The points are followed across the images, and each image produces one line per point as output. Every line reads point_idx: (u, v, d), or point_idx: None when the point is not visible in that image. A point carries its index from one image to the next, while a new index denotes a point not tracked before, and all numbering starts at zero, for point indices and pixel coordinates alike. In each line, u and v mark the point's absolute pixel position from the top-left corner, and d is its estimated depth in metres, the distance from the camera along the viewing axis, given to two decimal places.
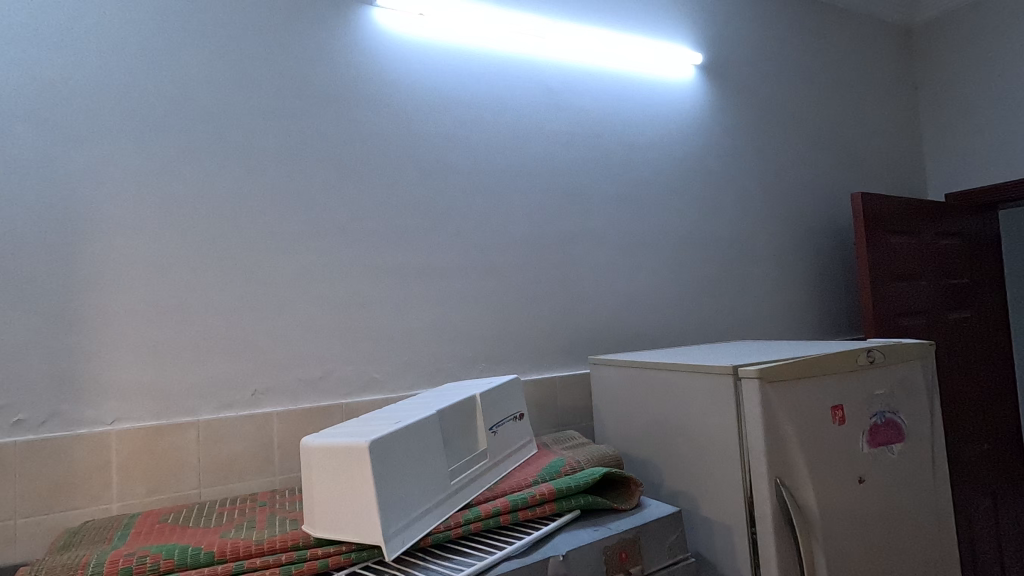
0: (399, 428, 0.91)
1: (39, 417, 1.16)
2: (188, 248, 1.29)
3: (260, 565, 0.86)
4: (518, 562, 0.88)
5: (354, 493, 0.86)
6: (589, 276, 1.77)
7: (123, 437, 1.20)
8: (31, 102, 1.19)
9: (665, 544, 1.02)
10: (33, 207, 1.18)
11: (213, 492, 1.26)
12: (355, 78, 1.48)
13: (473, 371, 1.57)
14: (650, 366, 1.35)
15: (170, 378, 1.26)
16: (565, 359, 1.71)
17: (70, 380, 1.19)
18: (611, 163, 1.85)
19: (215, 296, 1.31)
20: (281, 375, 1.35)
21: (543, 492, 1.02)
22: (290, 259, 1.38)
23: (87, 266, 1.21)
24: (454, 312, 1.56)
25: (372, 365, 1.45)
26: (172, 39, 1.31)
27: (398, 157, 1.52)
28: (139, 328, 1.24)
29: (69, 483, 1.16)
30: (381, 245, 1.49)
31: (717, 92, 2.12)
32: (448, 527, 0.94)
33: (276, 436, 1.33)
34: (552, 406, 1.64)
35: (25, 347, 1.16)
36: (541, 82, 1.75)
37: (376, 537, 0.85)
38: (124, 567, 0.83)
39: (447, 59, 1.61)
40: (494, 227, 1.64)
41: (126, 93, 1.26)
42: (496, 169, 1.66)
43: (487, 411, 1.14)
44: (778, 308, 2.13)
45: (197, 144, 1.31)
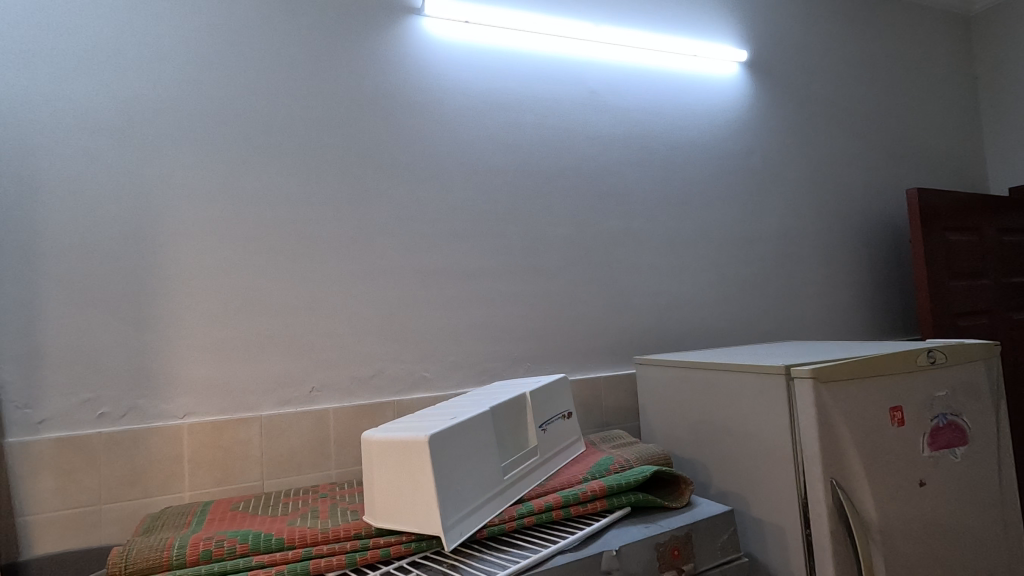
0: (455, 424, 0.95)
1: (120, 410, 1.25)
2: (251, 252, 1.37)
3: (326, 552, 0.90)
4: (572, 557, 0.90)
5: (414, 485, 0.90)
6: (633, 276, 1.77)
7: (194, 430, 1.28)
8: (110, 118, 1.28)
9: (718, 543, 1.02)
10: (113, 215, 1.27)
11: (276, 484, 1.33)
12: (403, 86, 1.53)
13: (519, 370, 1.60)
14: (697, 365, 1.34)
15: (235, 375, 1.34)
16: (609, 359, 1.71)
17: (146, 376, 1.27)
18: (655, 163, 1.85)
19: (276, 297, 1.38)
20: (337, 373, 1.42)
21: (594, 488, 1.04)
22: (344, 262, 1.44)
23: (162, 270, 1.30)
24: (499, 312, 1.59)
25: (421, 364, 1.50)
26: (234, 54, 1.39)
27: (445, 161, 1.56)
28: (207, 328, 1.32)
29: (147, 472, 1.24)
30: (429, 247, 1.53)
31: (763, 89, 2.08)
32: (502, 521, 0.97)
33: (333, 432, 1.39)
34: (597, 406, 1.65)
35: (107, 346, 1.25)
36: (583, 84, 1.76)
37: (435, 528, 0.88)
38: (204, 551, 0.89)
39: (491, 64, 1.64)
40: (538, 229, 1.66)
41: (194, 107, 1.34)
42: (540, 172, 1.68)
43: (537, 408, 1.17)
44: (828, 308, 2.08)
45: (258, 154, 1.39)
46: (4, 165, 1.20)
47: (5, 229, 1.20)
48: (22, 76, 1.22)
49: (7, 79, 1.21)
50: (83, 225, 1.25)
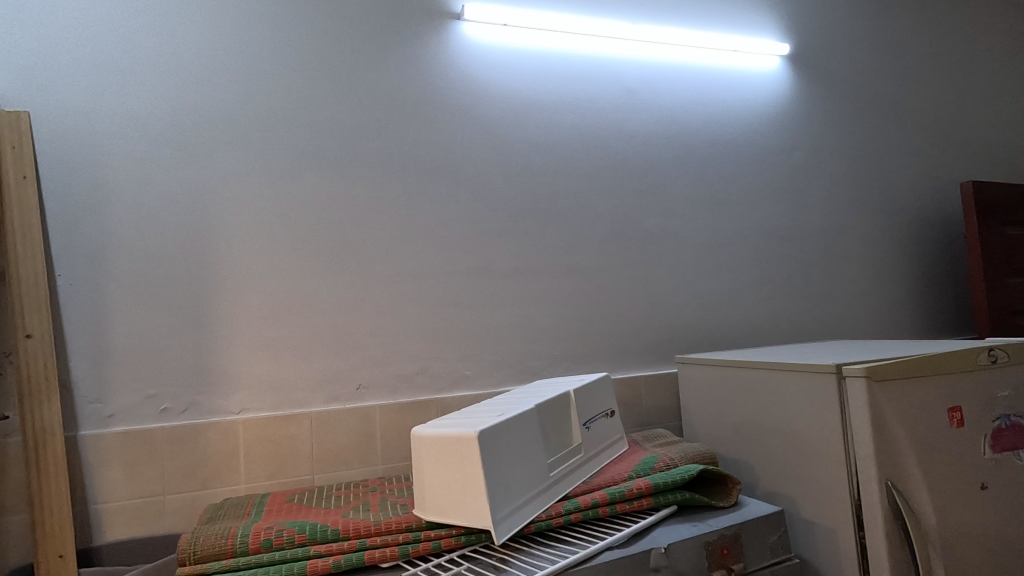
0: (503, 421, 0.96)
1: (181, 406, 1.31)
2: (300, 254, 1.42)
3: (380, 544, 0.93)
4: (620, 553, 0.91)
5: (464, 480, 0.92)
6: (673, 275, 1.76)
7: (248, 425, 1.34)
8: (169, 128, 1.34)
9: (768, 543, 1.01)
10: (172, 221, 1.33)
11: (325, 478, 1.37)
12: (444, 90, 1.56)
13: (559, 369, 1.61)
14: (742, 365, 1.33)
15: (287, 372, 1.39)
16: (649, 358, 1.71)
17: (204, 374, 1.33)
18: (694, 160, 1.83)
19: (323, 298, 1.42)
20: (382, 371, 1.45)
21: (640, 486, 1.04)
22: (388, 263, 1.48)
23: (218, 271, 1.36)
24: (539, 311, 1.61)
25: (463, 362, 1.52)
26: (283, 64, 1.44)
27: (485, 162, 1.59)
28: (259, 327, 1.38)
29: (205, 464, 1.30)
30: (470, 248, 1.55)
31: (806, 83, 2.04)
32: (549, 516, 0.98)
33: (378, 428, 1.42)
34: (637, 405, 1.65)
35: (169, 345, 1.32)
36: (621, 83, 1.76)
37: (485, 522, 0.90)
38: (265, 540, 0.93)
39: (529, 65, 1.65)
40: (577, 228, 1.66)
41: (246, 115, 1.40)
42: (579, 171, 1.68)
43: (582, 407, 1.17)
44: (876, 306, 2.02)
45: (306, 159, 1.43)
46: (75, 174, 1.28)
47: (76, 235, 1.27)
48: (90, 91, 1.30)
49: (76, 94, 1.29)
50: (146, 230, 1.32)
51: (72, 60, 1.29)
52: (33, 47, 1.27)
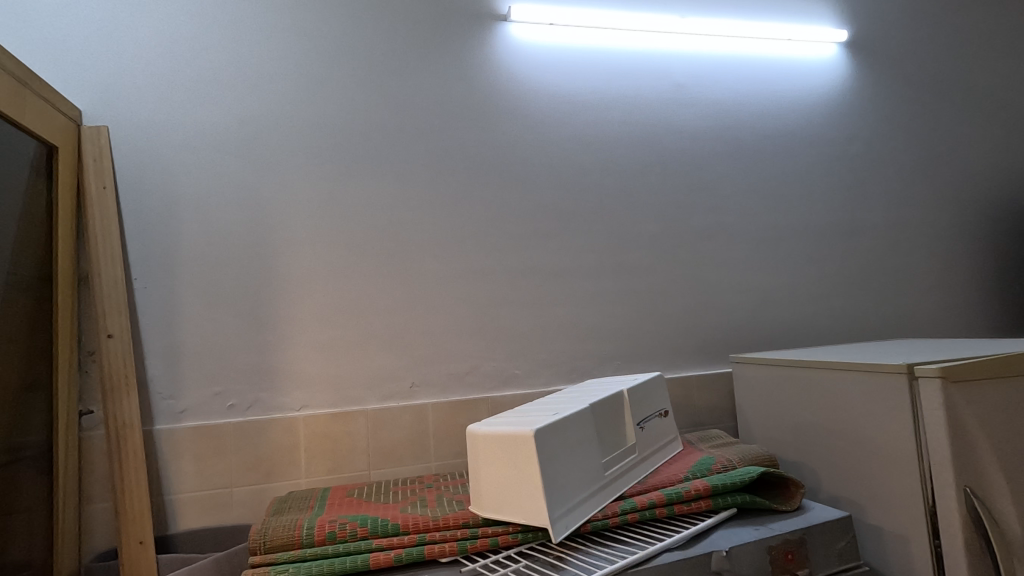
0: (558, 420, 0.96)
1: (246, 403, 1.37)
2: (355, 256, 1.46)
3: (439, 539, 0.95)
4: (680, 555, 0.89)
5: (521, 478, 0.93)
6: (725, 273, 1.72)
7: (308, 421, 1.39)
8: (232, 137, 1.41)
9: (835, 550, 0.97)
10: (236, 226, 1.40)
11: (381, 474, 1.41)
12: (491, 91, 1.57)
13: (608, 368, 1.60)
14: (801, 364, 1.29)
15: (343, 371, 1.43)
16: (701, 358, 1.67)
17: (267, 372, 1.39)
18: (746, 154, 1.78)
19: (376, 299, 1.46)
20: (433, 370, 1.48)
21: (698, 488, 1.02)
22: (438, 263, 1.50)
23: (278, 274, 1.41)
24: (588, 310, 1.60)
25: (512, 362, 1.53)
26: (336, 71, 1.48)
27: (532, 162, 1.59)
28: (317, 327, 1.42)
29: (269, 459, 1.36)
30: (518, 248, 1.56)
31: (865, 70, 1.95)
32: (606, 516, 0.98)
33: (431, 426, 1.45)
34: (689, 405, 1.62)
35: (234, 344, 1.38)
36: (669, 77, 1.73)
37: (543, 520, 0.91)
38: (329, 532, 0.96)
39: (576, 63, 1.65)
40: (626, 226, 1.65)
41: (302, 123, 1.45)
42: (626, 169, 1.66)
43: (636, 406, 1.16)
44: (945, 304, 1.91)
45: (358, 163, 1.47)
46: (148, 183, 1.36)
47: (149, 241, 1.35)
48: (160, 105, 1.37)
49: (148, 108, 1.37)
50: (212, 235, 1.38)
51: (144, 76, 1.37)
52: (110, 65, 1.35)
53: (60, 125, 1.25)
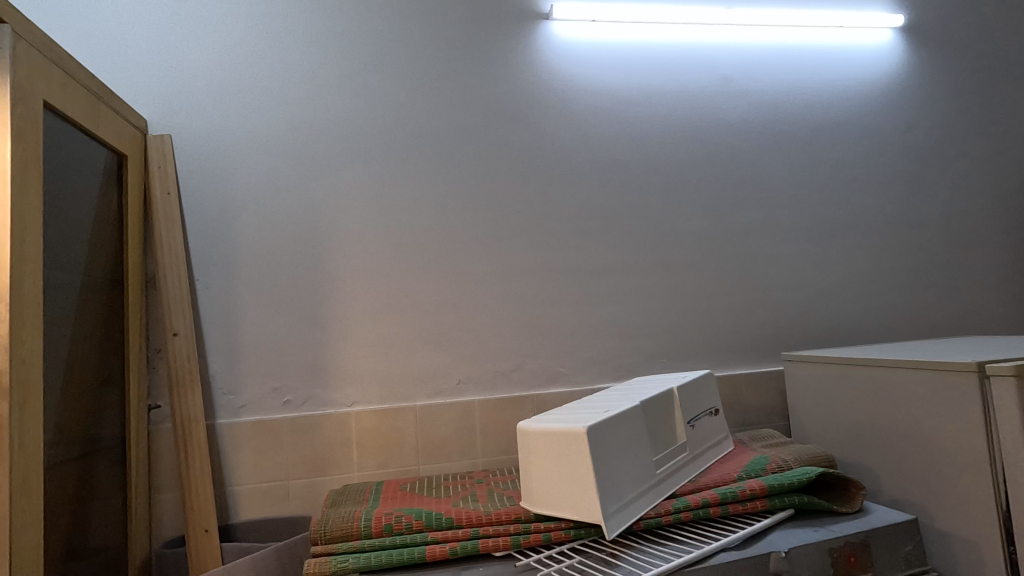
0: (610, 417, 0.96)
1: (301, 398, 1.42)
2: (403, 256, 1.49)
3: (492, 533, 0.97)
4: (737, 555, 0.88)
5: (574, 475, 0.94)
6: (774, 269, 1.68)
7: (360, 417, 1.43)
8: (285, 142, 1.46)
9: (901, 554, 0.94)
10: (290, 227, 1.45)
11: (430, 469, 1.44)
12: (533, 90, 1.58)
13: (654, 366, 1.58)
14: (859, 362, 1.25)
15: (393, 368, 1.46)
16: (750, 356, 1.64)
17: (320, 368, 1.43)
18: (795, 146, 1.73)
19: (423, 297, 1.49)
20: (480, 367, 1.50)
21: (753, 488, 1.01)
22: (483, 262, 1.52)
23: (329, 274, 1.45)
24: (633, 308, 1.59)
25: (558, 359, 1.54)
26: (383, 75, 1.51)
27: (576, 159, 1.59)
28: (367, 325, 1.46)
29: (323, 453, 1.41)
30: (561, 245, 1.56)
31: (923, 56, 1.86)
32: (659, 514, 0.97)
33: (478, 423, 1.47)
34: (737, 404, 1.60)
35: (289, 342, 1.43)
36: (715, 70, 1.70)
37: (596, 516, 0.91)
38: (386, 524, 0.98)
39: (619, 59, 1.63)
40: (671, 222, 1.63)
41: (351, 126, 1.49)
42: (671, 165, 1.64)
43: (687, 404, 1.15)
44: (1012, 299, 1.81)
45: (405, 165, 1.50)
46: (208, 188, 1.42)
47: (210, 244, 1.41)
48: (218, 112, 1.43)
49: (207, 116, 1.43)
50: (268, 237, 1.44)
51: (204, 85, 1.43)
52: (173, 76, 1.42)
53: (129, 135, 1.32)
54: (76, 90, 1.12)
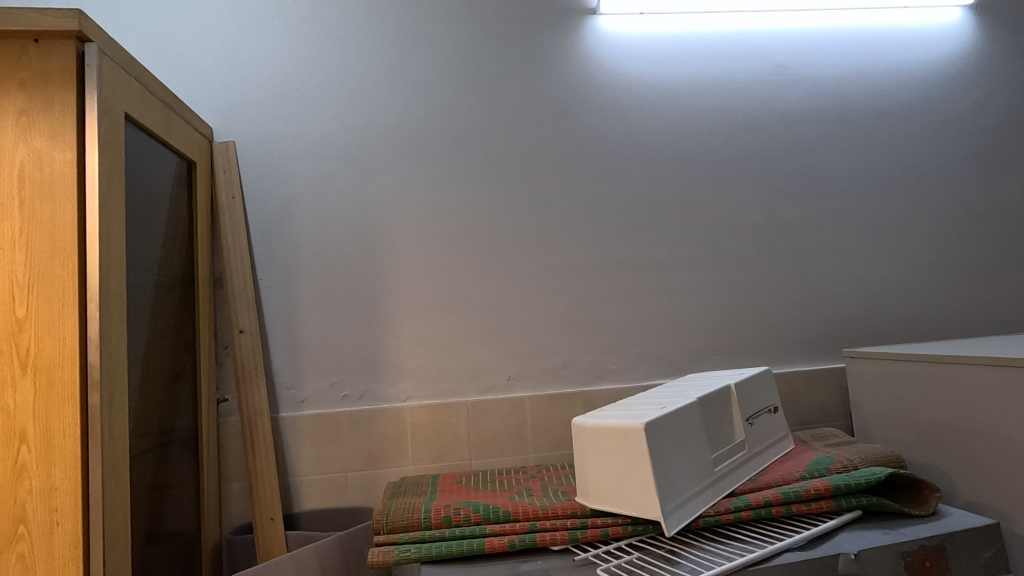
0: (668, 413, 0.96)
1: (358, 393, 1.47)
2: (454, 253, 1.51)
3: (550, 527, 0.97)
4: (803, 555, 0.86)
5: (631, 471, 0.93)
6: (834, 263, 1.62)
7: (414, 411, 1.46)
8: (340, 145, 1.50)
9: (981, 560, 0.89)
10: (345, 228, 1.49)
11: (483, 464, 1.47)
12: (581, 86, 1.57)
13: (707, 363, 1.56)
14: (930, 359, 1.19)
15: (446, 364, 1.49)
16: (808, 353, 1.59)
17: (376, 364, 1.48)
18: (855, 135, 1.66)
19: (475, 295, 1.51)
20: (530, 364, 1.51)
21: (818, 488, 0.98)
22: (534, 260, 1.53)
23: (383, 273, 1.49)
24: (685, 304, 1.56)
25: (609, 356, 1.53)
26: (433, 76, 1.54)
27: (625, 154, 1.57)
28: (420, 321, 1.49)
29: (379, 446, 1.45)
30: (611, 241, 1.55)
31: (996, 35, 1.76)
32: (718, 512, 0.96)
33: (529, 419, 1.49)
34: (796, 402, 1.56)
35: (346, 339, 1.48)
36: (769, 58, 1.65)
37: (655, 513, 0.91)
38: (445, 516, 1.00)
39: (667, 50, 1.61)
40: (724, 216, 1.59)
41: (403, 128, 1.52)
42: (724, 157, 1.61)
43: (745, 401, 1.13)
44: None
45: (455, 164, 1.53)
46: (269, 191, 1.48)
47: (271, 244, 1.47)
48: (278, 118, 1.49)
49: (268, 121, 1.49)
50: (325, 237, 1.49)
51: (264, 92, 1.49)
52: (236, 84, 1.49)
53: (197, 142, 1.39)
54: (152, 102, 1.19)
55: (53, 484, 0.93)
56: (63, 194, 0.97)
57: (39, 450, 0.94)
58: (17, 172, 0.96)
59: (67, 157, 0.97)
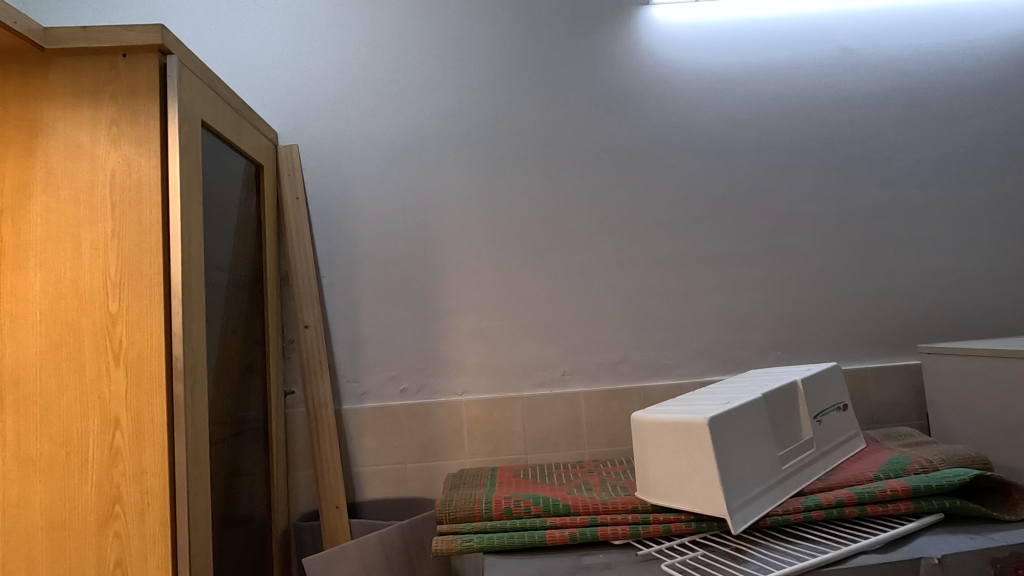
0: (732, 408, 0.93)
1: (416, 386, 1.50)
2: (508, 249, 1.52)
3: (611, 521, 0.97)
4: (881, 558, 0.82)
5: (694, 467, 0.92)
6: (906, 255, 1.53)
7: (470, 405, 1.48)
8: (396, 144, 1.54)
9: None
10: (402, 225, 1.53)
11: (538, 458, 1.48)
12: (634, 77, 1.55)
13: (768, 359, 1.51)
14: (1017, 355, 1.12)
15: (501, 358, 1.51)
16: (878, 349, 1.52)
17: (433, 359, 1.51)
18: (929, 118, 1.57)
19: (529, 290, 1.52)
20: (585, 359, 1.51)
21: (895, 488, 0.93)
22: (587, 255, 1.52)
23: (439, 269, 1.52)
24: (744, 298, 1.52)
25: (665, 351, 1.51)
26: (486, 74, 1.56)
27: (680, 146, 1.54)
28: (475, 316, 1.51)
29: (437, 439, 1.48)
30: (666, 235, 1.53)
31: None
32: (787, 511, 0.93)
33: (584, 414, 1.49)
34: (864, 400, 1.49)
35: (404, 333, 1.51)
36: (833, 41, 1.58)
37: (720, 510, 0.89)
38: (506, 508, 1.01)
39: (723, 38, 1.57)
40: (785, 208, 1.54)
41: (457, 126, 1.54)
42: (785, 145, 1.55)
43: (813, 398, 1.08)
44: None
45: (508, 161, 1.54)
46: (330, 191, 1.54)
47: (332, 243, 1.53)
48: (337, 121, 1.54)
49: (329, 124, 1.54)
50: (383, 234, 1.53)
51: (325, 97, 1.55)
52: (299, 89, 1.55)
53: (264, 147, 1.45)
54: (225, 109, 1.26)
55: (144, 468, 1.00)
56: (149, 198, 1.04)
57: (130, 436, 1.01)
58: (109, 179, 1.04)
59: (153, 163, 1.04)
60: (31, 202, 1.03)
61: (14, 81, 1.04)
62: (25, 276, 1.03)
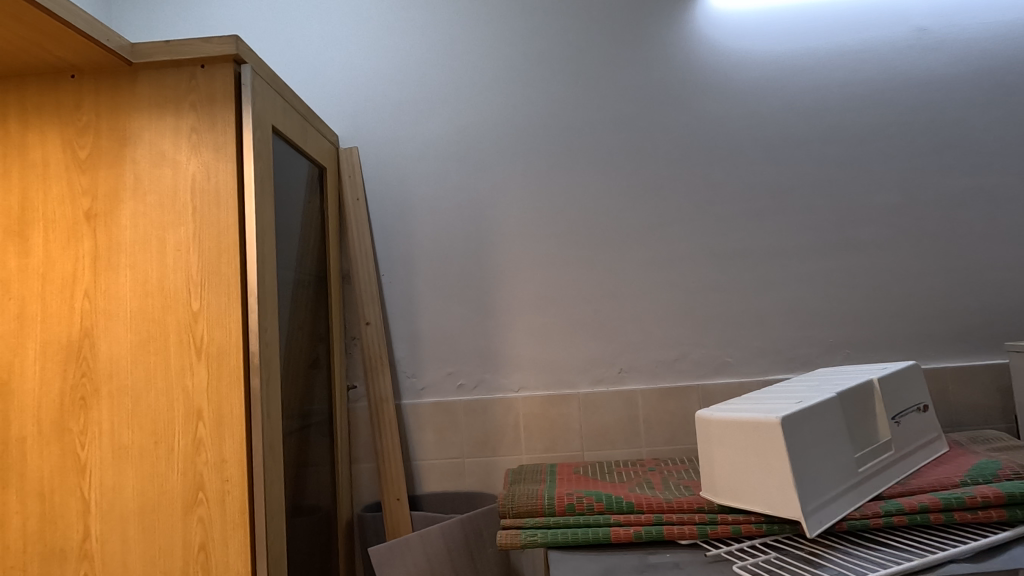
0: (806, 408, 0.90)
1: (473, 382, 1.52)
2: (563, 245, 1.52)
3: (677, 520, 0.96)
4: (972, 567, 0.78)
5: (766, 468, 0.89)
6: (989, 247, 1.44)
7: (527, 401, 1.49)
8: (452, 144, 1.56)
9: None
10: (458, 224, 1.55)
11: (595, 455, 1.47)
12: (691, 69, 1.52)
13: (836, 357, 1.45)
14: None
15: (557, 355, 1.51)
16: (958, 347, 1.43)
17: (489, 355, 1.52)
18: (1016, 100, 1.46)
19: (585, 286, 1.51)
20: (642, 356, 1.49)
21: (986, 495, 0.88)
22: (645, 251, 1.50)
23: (495, 266, 1.54)
24: (810, 294, 1.46)
25: (726, 349, 1.47)
26: (541, 71, 1.56)
27: (740, 138, 1.50)
28: (530, 313, 1.52)
29: (495, 434, 1.50)
30: (727, 230, 1.49)
31: None
32: (866, 516, 0.89)
33: (642, 412, 1.47)
34: (943, 401, 1.41)
35: (461, 330, 1.53)
36: (907, 21, 1.49)
37: (794, 512, 0.86)
38: (569, 504, 1.01)
39: (787, 24, 1.51)
40: (855, 199, 1.47)
41: (512, 124, 1.55)
42: (854, 134, 1.48)
43: (891, 398, 1.03)
44: None
45: (563, 158, 1.54)
46: (388, 192, 1.57)
47: (391, 242, 1.57)
48: (396, 122, 1.58)
49: (387, 126, 1.58)
50: (440, 232, 1.56)
51: (383, 99, 1.59)
52: (358, 93, 1.59)
53: (327, 149, 1.50)
54: (292, 114, 1.31)
55: (224, 456, 1.06)
56: (227, 201, 1.09)
57: (211, 427, 1.07)
58: (190, 184, 1.10)
59: (229, 168, 1.10)
60: (122, 206, 1.11)
61: (107, 94, 1.12)
62: (117, 275, 1.10)
